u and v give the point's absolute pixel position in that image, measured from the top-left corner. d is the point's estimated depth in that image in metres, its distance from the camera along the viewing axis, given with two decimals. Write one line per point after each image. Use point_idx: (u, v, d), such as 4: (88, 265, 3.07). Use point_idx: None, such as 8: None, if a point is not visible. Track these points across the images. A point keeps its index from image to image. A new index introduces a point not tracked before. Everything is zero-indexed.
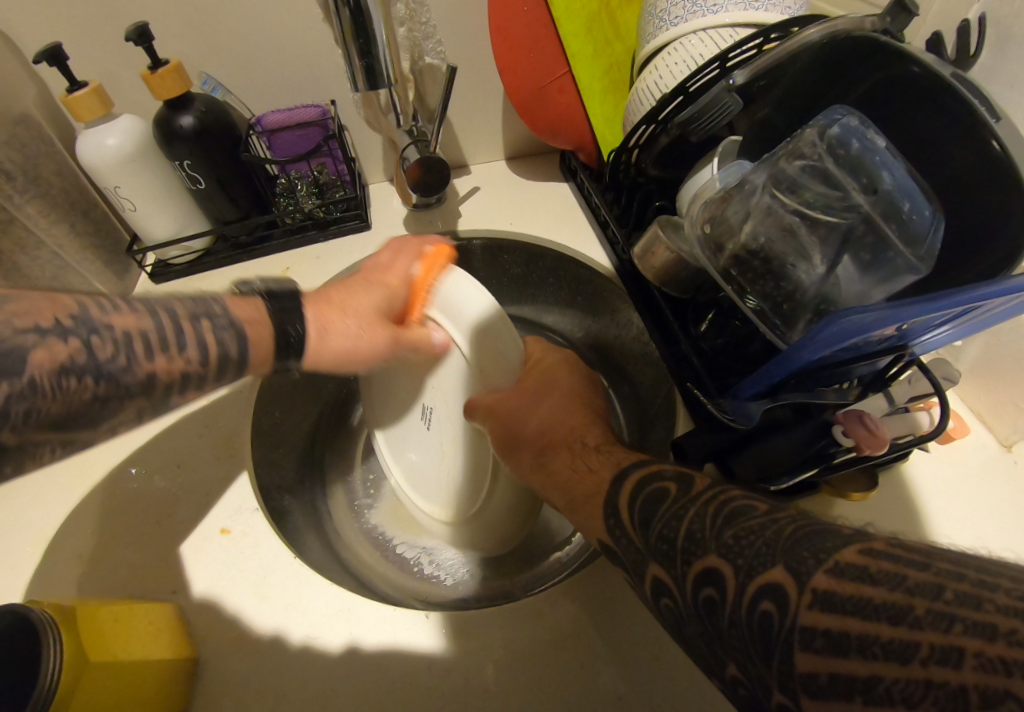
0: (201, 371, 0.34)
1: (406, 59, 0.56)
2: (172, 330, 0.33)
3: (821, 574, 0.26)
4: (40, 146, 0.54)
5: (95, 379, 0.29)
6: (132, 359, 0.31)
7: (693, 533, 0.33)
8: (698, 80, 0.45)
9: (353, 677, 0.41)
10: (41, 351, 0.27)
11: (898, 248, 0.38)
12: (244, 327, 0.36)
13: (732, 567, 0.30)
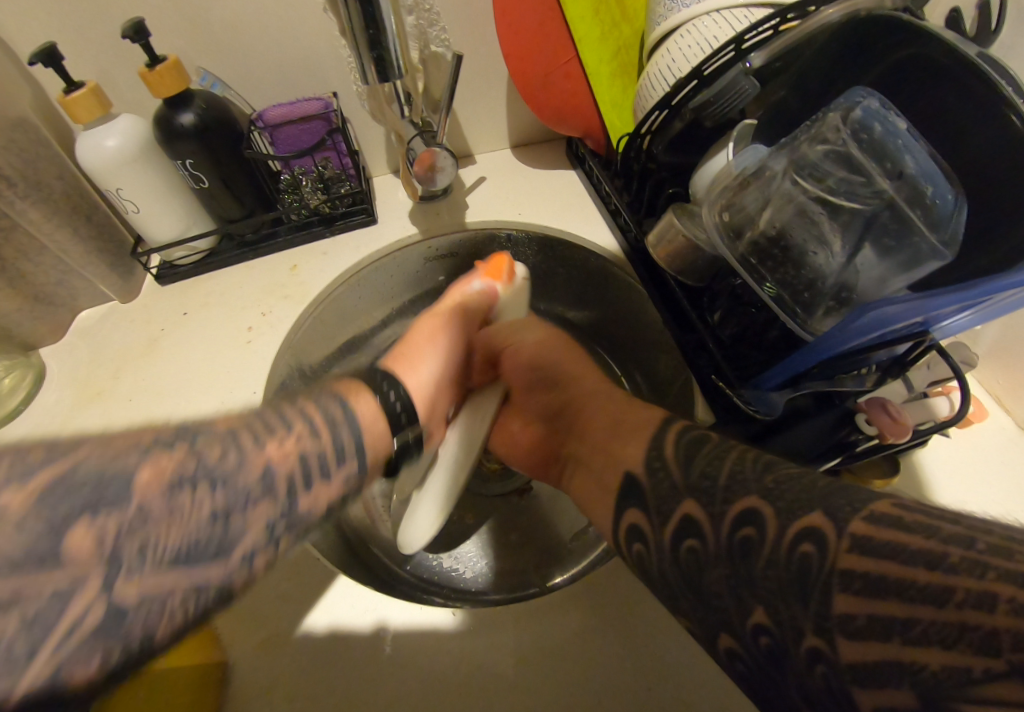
0: (318, 448, 0.33)
1: (414, 48, 0.54)
2: (276, 417, 0.33)
3: (858, 521, 0.27)
4: (39, 149, 0.53)
5: (209, 488, 0.28)
6: (241, 457, 0.30)
7: (736, 474, 0.33)
8: (713, 64, 0.43)
9: (381, 680, 0.41)
10: (146, 469, 0.26)
11: (922, 232, 0.37)
12: (354, 404, 0.37)
13: (772, 507, 0.30)
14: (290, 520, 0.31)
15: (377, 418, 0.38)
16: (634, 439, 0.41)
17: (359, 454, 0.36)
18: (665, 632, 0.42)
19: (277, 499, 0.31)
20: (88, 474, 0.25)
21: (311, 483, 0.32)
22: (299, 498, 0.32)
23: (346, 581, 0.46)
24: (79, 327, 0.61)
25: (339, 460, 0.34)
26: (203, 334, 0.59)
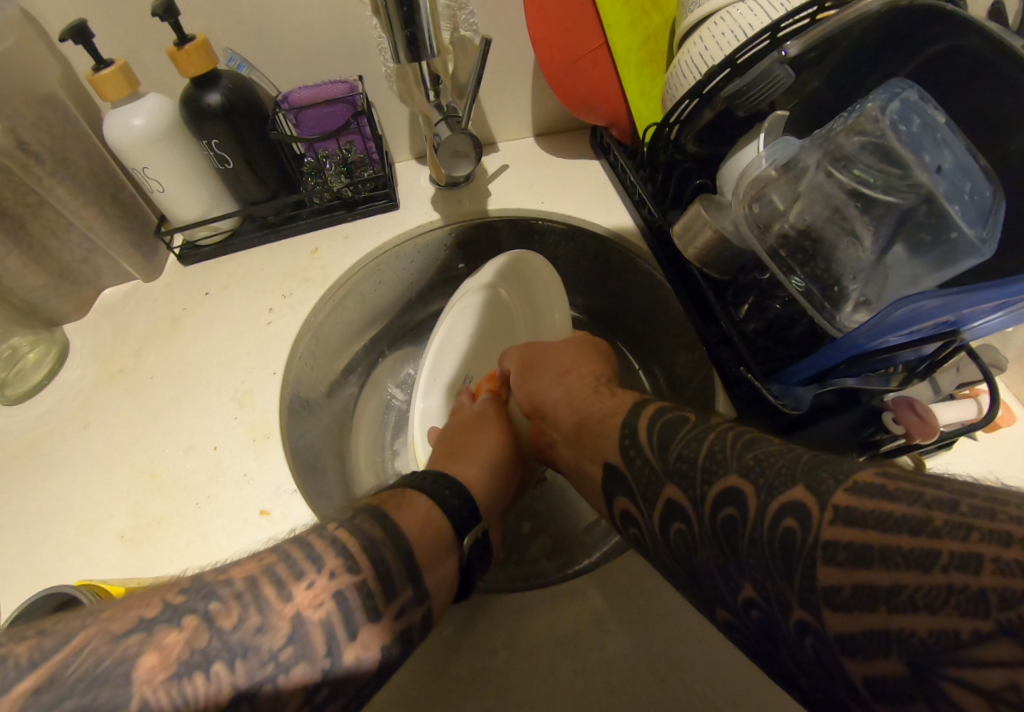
0: (356, 585, 0.34)
1: (446, 29, 0.55)
2: (303, 560, 0.34)
3: (843, 493, 0.26)
4: (67, 127, 0.53)
5: (226, 663, 0.29)
6: (263, 623, 0.31)
7: (714, 454, 0.34)
8: (748, 51, 0.43)
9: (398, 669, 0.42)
10: (149, 656, 0.28)
11: (961, 227, 0.36)
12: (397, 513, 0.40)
13: (753, 487, 0.30)
14: (332, 682, 0.32)
15: (427, 517, 0.41)
16: (613, 419, 0.44)
17: (413, 580, 0.37)
18: (676, 621, 0.42)
19: (315, 664, 0.31)
20: (82, 672, 0.27)
21: (351, 634, 0.33)
22: (340, 652, 0.32)
23: None
24: (104, 304, 0.62)
25: (386, 593, 0.35)
26: (226, 313, 0.59)
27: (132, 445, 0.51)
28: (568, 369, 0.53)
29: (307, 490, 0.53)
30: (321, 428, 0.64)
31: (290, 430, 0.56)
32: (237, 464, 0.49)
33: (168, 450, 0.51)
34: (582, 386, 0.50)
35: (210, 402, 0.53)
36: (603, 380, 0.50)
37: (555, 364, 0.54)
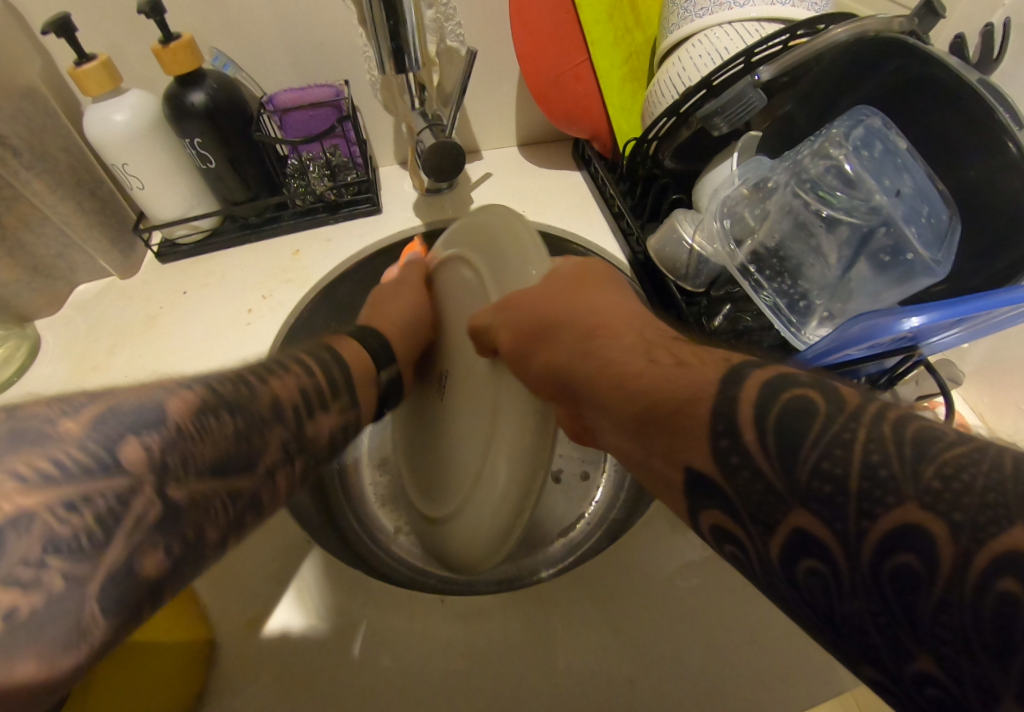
0: (316, 382, 0.40)
1: (432, 41, 0.55)
2: (276, 364, 0.39)
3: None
4: (46, 120, 0.53)
5: (229, 414, 0.31)
6: (254, 393, 0.34)
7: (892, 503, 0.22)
8: (723, 75, 0.45)
9: (367, 681, 0.39)
10: (175, 399, 0.28)
11: (917, 249, 0.39)
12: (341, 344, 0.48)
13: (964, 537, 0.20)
14: (303, 444, 0.37)
15: (356, 348, 0.48)
16: (698, 402, 0.30)
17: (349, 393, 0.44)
18: (644, 628, 0.41)
19: (289, 426, 0.36)
20: (124, 408, 0.26)
21: (315, 411, 0.39)
22: (306, 422, 0.38)
23: (329, 565, 0.44)
24: (78, 301, 0.61)
25: (333, 394, 0.42)
26: (205, 311, 0.59)
27: None
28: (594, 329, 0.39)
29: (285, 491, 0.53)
30: None
31: None
32: None
33: None
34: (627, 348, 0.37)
35: None
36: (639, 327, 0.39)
37: (565, 320, 0.40)
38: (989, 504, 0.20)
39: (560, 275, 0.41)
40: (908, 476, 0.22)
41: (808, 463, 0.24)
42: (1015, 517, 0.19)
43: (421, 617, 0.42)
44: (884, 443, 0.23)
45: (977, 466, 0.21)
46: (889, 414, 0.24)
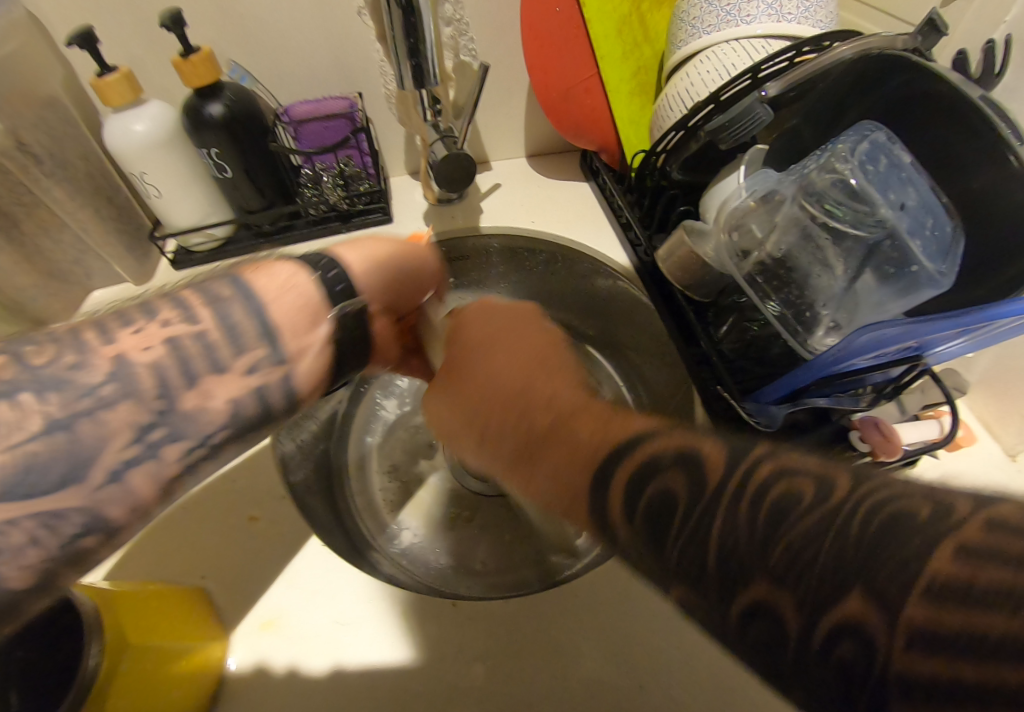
0: (193, 333, 0.32)
1: (450, 57, 0.59)
2: (166, 308, 0.33)
3: (912, 604, 0.25)
4: (67, 128, 0.54)
5: (37, 396, 0.27)
6: (87, 362, 0.29)
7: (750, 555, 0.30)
8: (730, 91, 0.46)
9: (379, 684, 0.40)
10: None
11: (920, 262, 0.39)
12: (248, 277, 0.35)
13: (792, 600, 0.28)
14: (171, 423, 0.30)
15: (288, 282, 0.35)
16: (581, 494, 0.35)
17: (268, 335, 0.34)
18: (654, 635, 0.41)
19: (145, 404, 0.30)
20: None
21: (191, 375, 0.31)
22: (178, 397, 0.31)
23: (343, 569, 0.45)
24: (93, 306, 0.62)
25: (234, 346, 0.33)
26: None
27: None
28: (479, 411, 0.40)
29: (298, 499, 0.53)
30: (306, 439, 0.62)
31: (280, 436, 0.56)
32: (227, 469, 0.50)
33: None
34: (532, 430, 0.38)
35: None
36: (546, 400, 0.39)
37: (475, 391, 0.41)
38: (827, 577, 0.27)
39: (480, 334, 0.44)
40: (758, 561, 0.29)
41: (699, 548, 0.31)
42: (842, 593, 0.27)
43: (436, 627, 0.42)
44: (737, 528, 0.30)
45: (814, 545, 0.28)
46: (758, 485, 0.31)
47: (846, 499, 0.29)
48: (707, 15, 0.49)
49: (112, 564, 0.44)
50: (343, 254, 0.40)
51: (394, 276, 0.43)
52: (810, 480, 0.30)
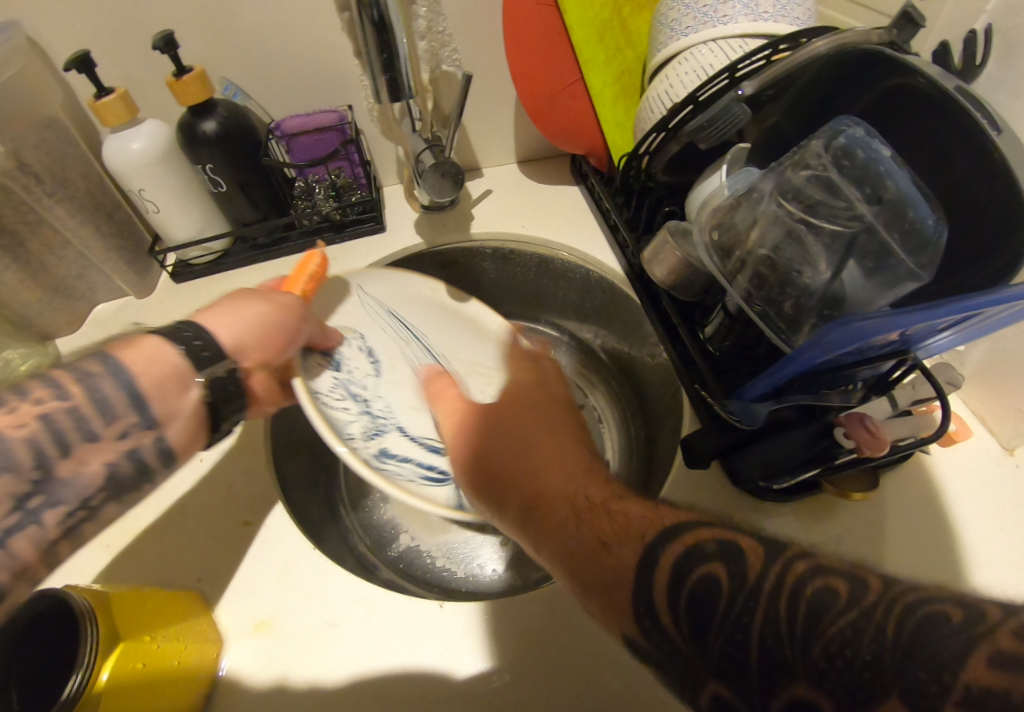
0: (68, 408, 0.33)
1: (425, 69, 0.56)
2: (36, 386, 0.33)
3: (955, 709, 0.24)
4: (67, 148, 0.56)
5: None
6: None
7: (771, 653, 0.29)
8: (707, 91, 0.46)
9: (368, 685, 0.40)
10: None
11: (900, 255, 0.39)
12: (119, 355, 0.36)
13: (830, 699, 0.27)
14: (49, 491, 0.32)
15: (153, 352, 0.37)
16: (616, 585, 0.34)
17: (135, 405, 0.35)
18: None
19: (24, 475, 0.31)
20: None
21: (66, 449, 0.32)
22: (53, 466, 0.32)
23: (335, 572, 0.45)
24: (97, 318, 0.63)
25: (104, 418, 0.34)
26: None
27: None
28: (500, 476, 0.42)
29: (293, 504, 0.54)
30: (303, 446, 0.63)
31: (276, 443, 0.57)
32: (223, 475, 0.51)
33: None
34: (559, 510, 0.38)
35: None
36: (575, 480, 0.40)
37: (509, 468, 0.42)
38: (868, 681, 0.26)
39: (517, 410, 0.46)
40: (800, 656, 0.28)
41: (720, 637, 0.31)
42: (885, 692, 0.26)
43: (439, 629, 0.42)
44: (779, 628, 0.29)
45: (856, 641, 0.28)
46: (788, 581, 0.30)
47: (879, 600, 0.28)
48: (685, 17, 0.49)
49: (105, 571, 0.45)
50: (209, 325, 0.42)
51: (268, 335, 0.44)
52: (842, 579, 0.30)
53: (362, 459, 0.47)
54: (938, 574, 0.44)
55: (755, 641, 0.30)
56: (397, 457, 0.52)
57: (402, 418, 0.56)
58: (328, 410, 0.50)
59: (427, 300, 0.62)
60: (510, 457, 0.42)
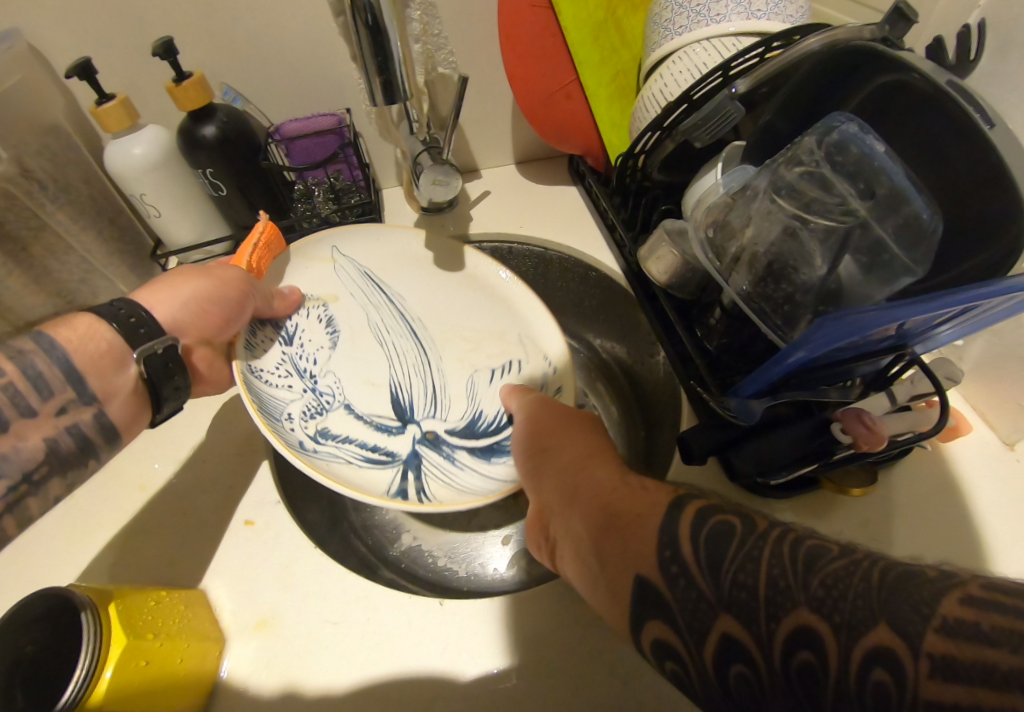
0: (8, 386, 0.37)
1: (420, 72, 0.59)
2: None
3: (934, 636, 0.25)
4: (69, 155, 0.57)
5: None
6: None
7: (775, 581, 0.29)
8: (701, 89, 0.46)
9: (369, 684, 0.40)
10: None
11: (895, 250, 0.40)
12: (56, 335, 0.40)
13: (828, 625, 0.27)
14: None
15: (89, 332, 0.40)
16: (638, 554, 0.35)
17: (73, 383, 0.39)
18: None
19: None
20: None
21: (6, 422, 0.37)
22: None
23: (336, 570, 0.46)
24: None
25: (41, 395, 0.38)
26: None
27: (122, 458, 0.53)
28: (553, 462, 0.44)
29: (294, 504, 0.55)
30: None
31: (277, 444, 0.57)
32: (224, 475, 0.51)
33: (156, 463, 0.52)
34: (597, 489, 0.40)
35: (197, 417, 0.55)
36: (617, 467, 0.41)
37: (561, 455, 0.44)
38: (859, 610, 0.27)
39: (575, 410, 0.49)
40: (799, 586, 0.29)
41: (729, 574, 0.31)
42: (875, 620, 0.26)
43: (438, 627, 0.42)
44: (782, 560, 0.30)
45: (848, 578, 0.28)
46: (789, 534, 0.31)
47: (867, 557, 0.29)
48: (678, 17, 0.49)
49: (107, 571, 0.46)
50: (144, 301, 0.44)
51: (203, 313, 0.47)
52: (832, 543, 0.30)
53: (290, 443, 0.49)
54: None
55: (763, 587, 0.30)
56: (335, 438, 0.55)
57: (350, 395, 0.58)
58: (267, 388, 0.52)
59: (419, 259, 0.61)
60: (564, 447, 0.45)
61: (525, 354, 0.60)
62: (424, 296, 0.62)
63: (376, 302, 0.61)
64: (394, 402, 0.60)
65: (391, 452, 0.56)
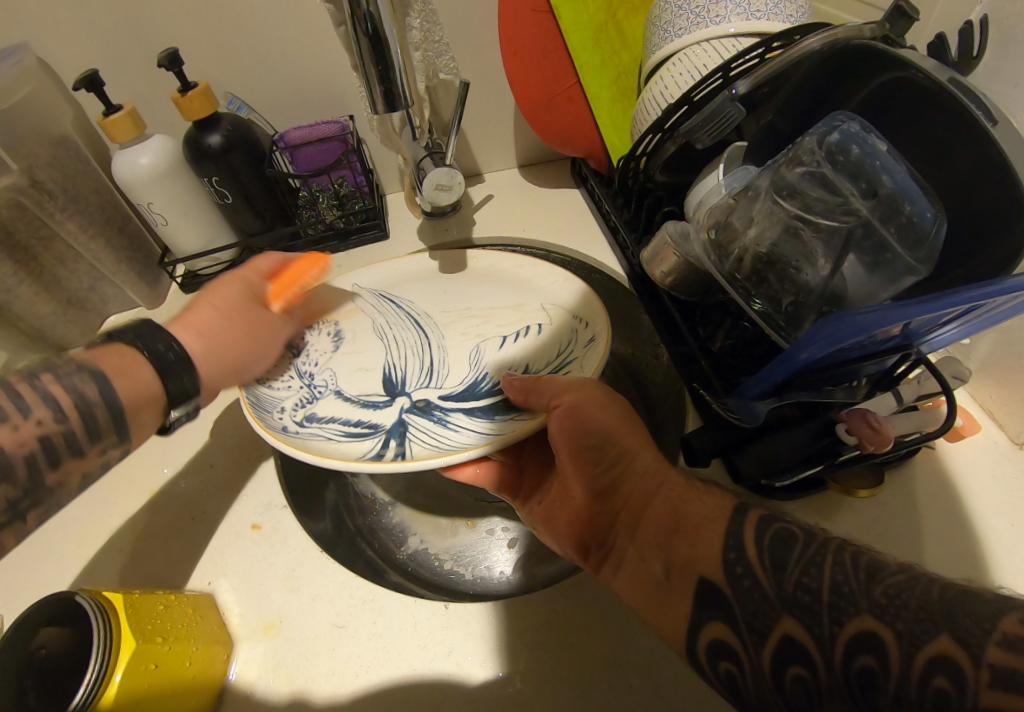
0: (63, 429, 0.33)
1: (422, 80, 0.57)
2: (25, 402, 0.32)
3: (996, 648, 0.25)
4: (79, 166, 0.58)
5: None
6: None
7: (840, 586, 0.31)
8: (702, 91, 0.46)
9: (372, 687, 0.40)
10: None
11: (898, 249, 0.39)
12: (111, 375, 0.35)
13: (891, 632, 0.28)
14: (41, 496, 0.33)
15: (133, 364, 0.37)
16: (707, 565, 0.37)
17: (117, 427, 0.35)
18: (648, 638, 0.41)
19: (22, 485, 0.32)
20: None
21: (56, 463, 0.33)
22: (43, 478, 0.33)
23: (342, 575, 0.46)
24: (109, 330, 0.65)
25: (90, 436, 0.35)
26: None
27: (132, 464, 0.53)
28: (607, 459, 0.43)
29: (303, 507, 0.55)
30: None
31: None
32: (233, 480, 0.52)
33: (166, 470, 0.53)
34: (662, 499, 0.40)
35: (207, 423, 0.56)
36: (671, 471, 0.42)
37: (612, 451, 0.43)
38: (921, 618, 0.28)
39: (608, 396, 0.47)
40: (863, 592, 0.30)
41: (795, 577, 0.33)
42: (939, 628, 0.27)
43: (444, 631, 0.42)
44: (846, 567, 0.31)
45: (912, 589, 0.29)
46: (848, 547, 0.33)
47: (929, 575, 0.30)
48: (677, 18, 0.50)
49: (118, 577, 0.46)
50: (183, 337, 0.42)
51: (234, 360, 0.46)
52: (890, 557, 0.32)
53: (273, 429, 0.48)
54: (954, 569, 0.43)
55: (829, 585, 0.31)
56: (321, 420, 0.52)
57: (342, 382, 0.56)
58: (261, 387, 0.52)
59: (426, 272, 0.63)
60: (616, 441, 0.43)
61: (546, 318, 0.58)
62: (434, 297, 0.62)
63: (383, 309, 0.61)
64: (386, 380, 0.57)
65: (375, 424, 0.53)
